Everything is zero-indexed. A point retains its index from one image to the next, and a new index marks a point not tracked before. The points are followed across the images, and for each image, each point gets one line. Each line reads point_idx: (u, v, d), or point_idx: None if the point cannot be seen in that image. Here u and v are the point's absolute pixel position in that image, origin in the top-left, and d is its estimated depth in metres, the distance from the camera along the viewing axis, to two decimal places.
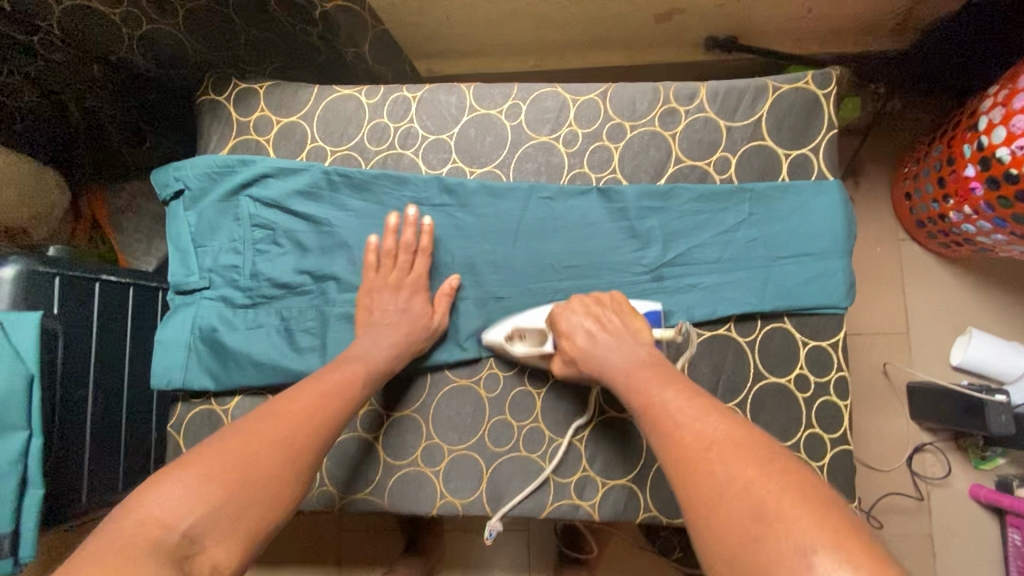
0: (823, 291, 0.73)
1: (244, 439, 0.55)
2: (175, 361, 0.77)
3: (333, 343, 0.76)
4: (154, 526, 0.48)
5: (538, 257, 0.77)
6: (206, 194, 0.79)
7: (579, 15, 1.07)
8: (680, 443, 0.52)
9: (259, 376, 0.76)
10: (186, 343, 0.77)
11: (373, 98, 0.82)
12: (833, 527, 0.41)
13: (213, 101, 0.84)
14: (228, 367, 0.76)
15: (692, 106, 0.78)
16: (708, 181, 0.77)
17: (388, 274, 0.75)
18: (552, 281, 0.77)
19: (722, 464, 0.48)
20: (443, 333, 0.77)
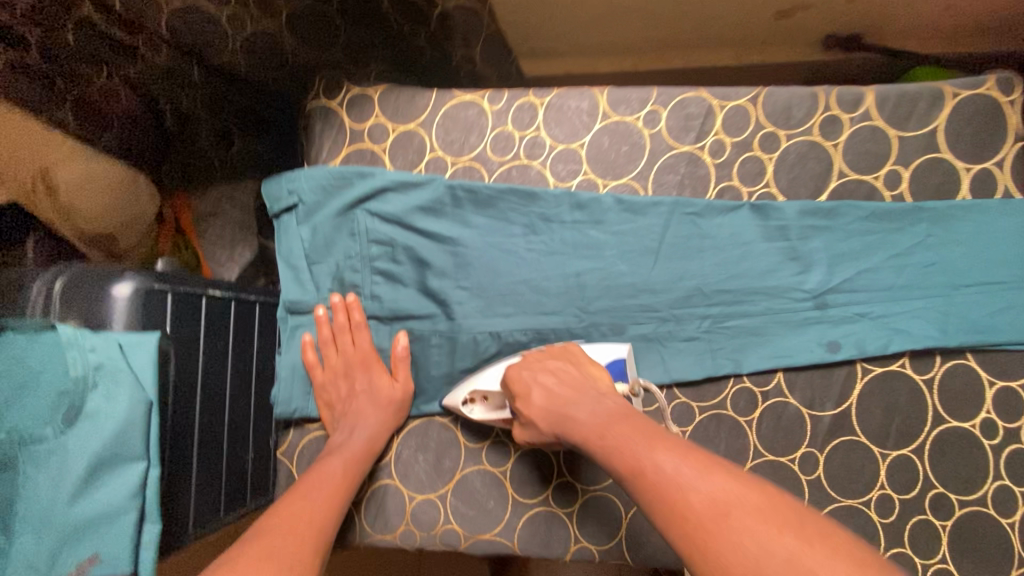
0: (1014, 325, 0.65)
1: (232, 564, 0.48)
2: (291, 385, 0.72)
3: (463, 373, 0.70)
4: None
5: (683, 280, 0.70)
6: (321, 208, 0.74)
7: (694, 11, 0.99)
8: (686, 506, 0.43)
9: None
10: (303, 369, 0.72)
11: (496, 104, 0.75)
12: None
13: (326, 107, 0.78)
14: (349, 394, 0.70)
15: (857, 113, 0.70)
16: (877, 198, 0.69)
17: (334, 355, 0.71)
18: (698, 307, 0.69)
19: (742, 530, 0.40)
20: None
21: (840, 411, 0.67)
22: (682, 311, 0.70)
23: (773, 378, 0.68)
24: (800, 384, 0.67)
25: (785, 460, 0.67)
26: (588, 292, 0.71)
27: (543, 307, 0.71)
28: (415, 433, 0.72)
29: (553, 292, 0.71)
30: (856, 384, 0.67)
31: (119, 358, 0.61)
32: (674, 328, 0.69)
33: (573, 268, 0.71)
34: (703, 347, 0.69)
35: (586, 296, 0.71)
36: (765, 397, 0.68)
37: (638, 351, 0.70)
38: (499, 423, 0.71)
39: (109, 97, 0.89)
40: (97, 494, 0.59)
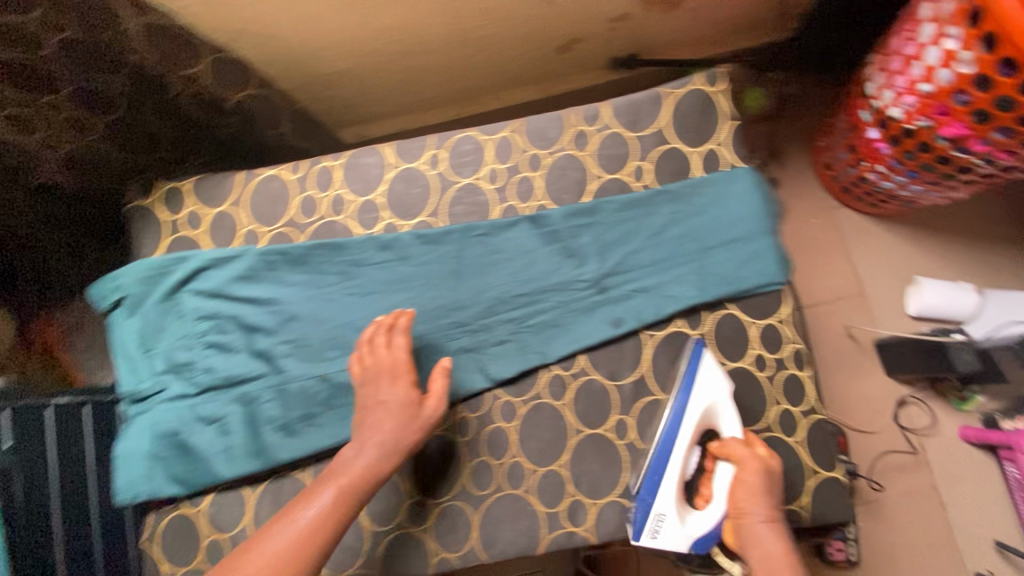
0: (757, 271, 0.76)
1: None
2: (135, 472, 0.74)
3: (299, 421, 0.73)
4: None
5: (484, 291, 0.78)
6: (147, 297, 0.79)
7: (487, 59, 1.13)
8: None
9: (230, 469, 0.73)
10: (148, 453, 0.74)
11: (297, 174, 0.84)
12: None
13: (141, 207, 0.85)
14: (196, 466, 0.73)
15: (598, 125, 0.83)
16: (628, 191, 0.82)
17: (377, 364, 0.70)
18: (502, 312, 0.77)
19: None
20: None
21: (637, 376, 0.76)
22: (489, 320, 0.77)
23: (577, 361, 0.77)
24: (600, 360, 0.77)
25: (602, 432, 0.74)
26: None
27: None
28: (267, 490, 0.74)
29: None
30: (646, 349, 0.76)
31: None
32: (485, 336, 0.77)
33: (386, 302, 0.78)
34: (512, 346, 0.76)
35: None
36: (574, 379, 0.76)
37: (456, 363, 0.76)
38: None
39: None
40: None
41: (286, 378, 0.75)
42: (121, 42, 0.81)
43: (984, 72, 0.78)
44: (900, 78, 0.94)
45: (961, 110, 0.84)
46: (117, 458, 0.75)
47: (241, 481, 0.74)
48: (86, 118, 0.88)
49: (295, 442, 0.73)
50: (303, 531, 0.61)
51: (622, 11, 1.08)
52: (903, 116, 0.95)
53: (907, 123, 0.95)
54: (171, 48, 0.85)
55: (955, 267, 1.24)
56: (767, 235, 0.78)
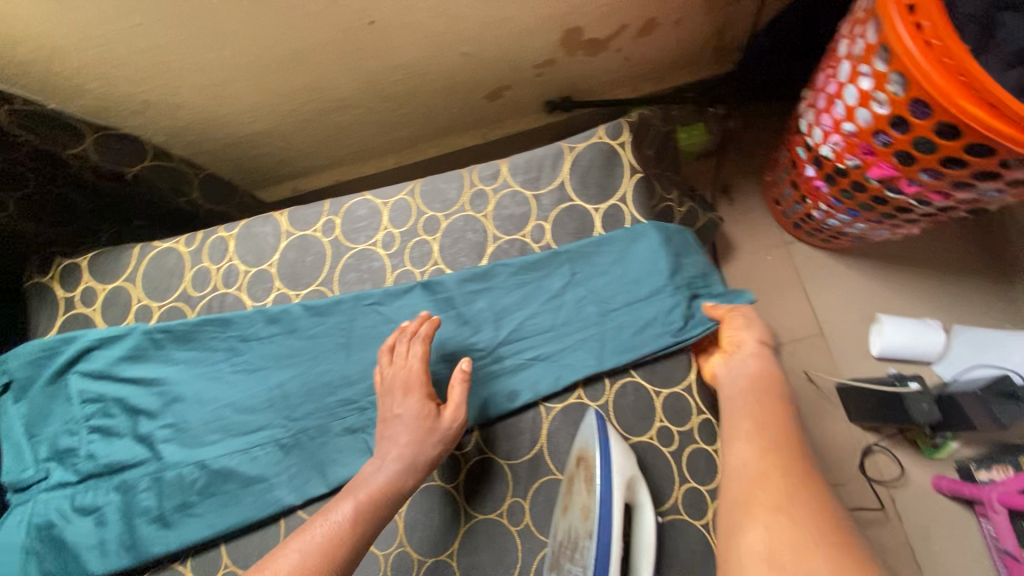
0: (660, 335, 0.71)
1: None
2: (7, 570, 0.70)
3: (175, 511, 0.70)
4: None
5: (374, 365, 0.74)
6: (34, 380, 0.77)
7: (414, 111, 1.11)
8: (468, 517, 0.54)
9: (105, 563, 0.69)
10: (22, 548, 0.71)
11: (192, 245, 0.82)
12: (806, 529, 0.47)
13: (39, 284, 0.84)
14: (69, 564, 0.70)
15: (498, 183, 0.79)
16: (528, 252, 0.77)
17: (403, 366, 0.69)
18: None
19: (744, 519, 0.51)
20: (287, 470, 0.71)
21: (534, 453, 0.71)
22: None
23: (471, 438, 0.72)
24: (495, 438, 0.72)
25: (495, 516, 0.69)
26: (289, 398, 0.74)
27: (247, 426, 0.73)
28: None
29: (258, 406, 0.74)
30: (544, 423, 0.72)
31: None
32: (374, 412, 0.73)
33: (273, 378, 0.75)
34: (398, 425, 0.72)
35: (286, 404, 0.74)
36: (467, 458, 0.72)
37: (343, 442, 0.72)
38: (225, 551, 0.70)
39: None
40: None
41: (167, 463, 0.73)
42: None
43: (899, 112, 0.72)
44: (827, 116, 0.88)
45: (885, 150, 0.79)
46: None
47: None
48: None
49: (173, 533, 0.70)
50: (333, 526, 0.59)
51: (545, 57, 1.05)
52: (833, 155, 0.89)
53: (839, 162, 0.89)
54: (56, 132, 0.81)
55: (919, 303, 1.17)
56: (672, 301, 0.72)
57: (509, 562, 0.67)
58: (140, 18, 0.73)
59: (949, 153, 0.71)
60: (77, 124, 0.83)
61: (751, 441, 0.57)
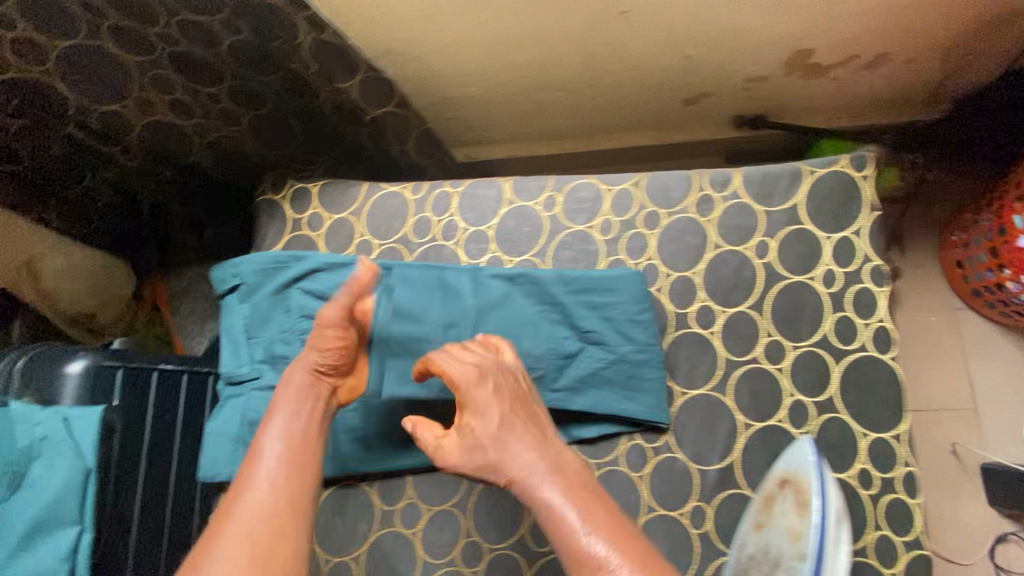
0: (876, 374, 0.72)
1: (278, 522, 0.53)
2: (220, 452, 0.78)
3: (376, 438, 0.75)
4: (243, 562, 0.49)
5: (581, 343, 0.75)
6: (261, 287, 0.84)
7: (610, 103, 1.12)
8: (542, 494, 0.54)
9: None
10: (235, 436, 0.78)
11: (418, 194, 0.87)
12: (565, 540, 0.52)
13: (271, 201, 0.90)
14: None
15: (727, 192, 0.79)
16: (748, 266, 0.76)
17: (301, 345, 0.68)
18: (596, 371, 0.74)
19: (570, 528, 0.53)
20: None
21: (726, 464, 0.71)
22: (585, 373, 0.74)
23: (662, 434, 0.73)
24: (687, 440, 0.72)
25: (676, 514, 0.70)
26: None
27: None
28: (332, 497, 0.76)
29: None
30: (740, 439, 0.71)
31: (65, 433, 0.69)
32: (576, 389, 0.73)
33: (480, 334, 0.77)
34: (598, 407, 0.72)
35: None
36: (656, 453, 0.72)
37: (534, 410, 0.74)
38: (411, 483, 0.75)
39: (90, 195, 1.01)
40: (33, 556, 0.65)
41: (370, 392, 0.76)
42: (283, 50, 0.82)
43: None
44: None
45: None
46: (207, 435, 0.79)
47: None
48: (238, 112, 0.95)
49: (371, 456, 0.75)
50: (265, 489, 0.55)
51: (762, 73, 1.04)
52: None
53: None
54: (338, 67, 0.87)
55: None
56: (890, 354, 0.72)
57: (685, 558, 0.69)
58: None
59: None
60: (353, 62, 0.89)
61: (594, 538, 0.51)
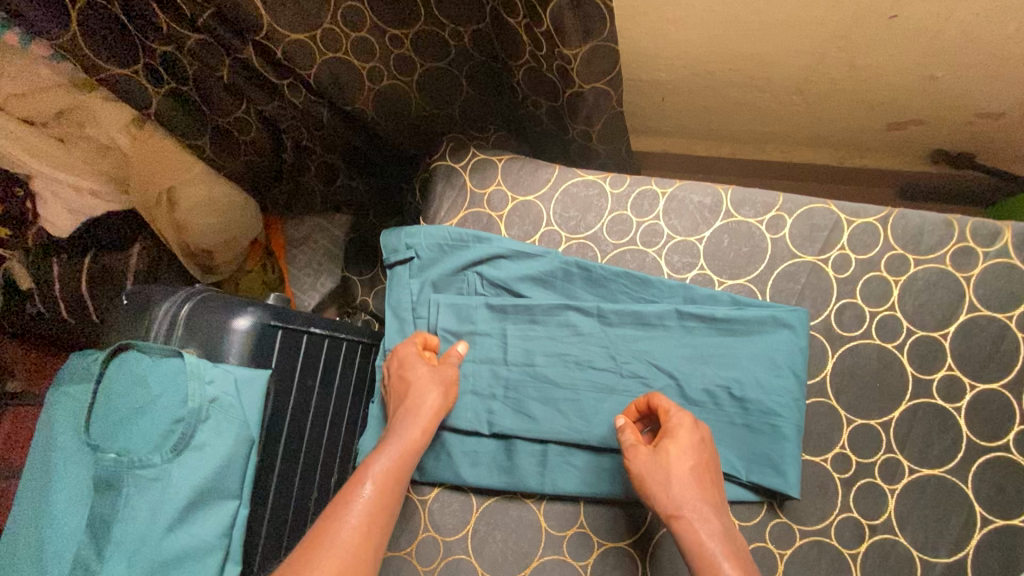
0: None
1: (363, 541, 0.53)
2: None
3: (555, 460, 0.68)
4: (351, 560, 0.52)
5: (746, 381, 0.67)
6: (435, 264, 0.76)
7: (804, 113, 1.00)
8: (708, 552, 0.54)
9: (476, 476, 0.70)
10: None
11: (618, 187, 0.77)
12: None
13: (450, 168, 0.81)
14: (439, 459, 0.71)
15: (993, 248, 0.68)
16: (1009, 338, 0.66)
17: (411, 379, 0.66)
18: (773, 420, 0.66)
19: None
20: None
21: (955, 560, 0.62)
22: (753, 416, 0.66)
23: (881, 512, 0.65)
24: (911, 522, 0.64)
25: None
26: (681, 387, 0.68)
27: (615, 385, 0.69)
28: (494, 509, 0.70)
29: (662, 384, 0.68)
30: (974, 536, 0.63)
31: (233, 398, 0.63)
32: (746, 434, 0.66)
33: (645, 348, 0.69)
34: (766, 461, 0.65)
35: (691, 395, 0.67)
36: (871, 531, 0.64)
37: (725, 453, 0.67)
38: (584, 511, 0.69)
39: (241, 127, 0.93)
40: (190, 528, 0.60)
41: (518, 396, 0.70)
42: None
43: None
44: None
45: None
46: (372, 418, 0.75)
47: (472, 488, 0.71)
48: (414, 58, 0.85)
49: (547, 475, 0.68)
50: (357, 532, 0.53)
51: (999, 109, 0.91)
52: None
53: None
54: (571, 22, 0.69)
55: None
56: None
57: None
58: None
59: None
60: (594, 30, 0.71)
61: None
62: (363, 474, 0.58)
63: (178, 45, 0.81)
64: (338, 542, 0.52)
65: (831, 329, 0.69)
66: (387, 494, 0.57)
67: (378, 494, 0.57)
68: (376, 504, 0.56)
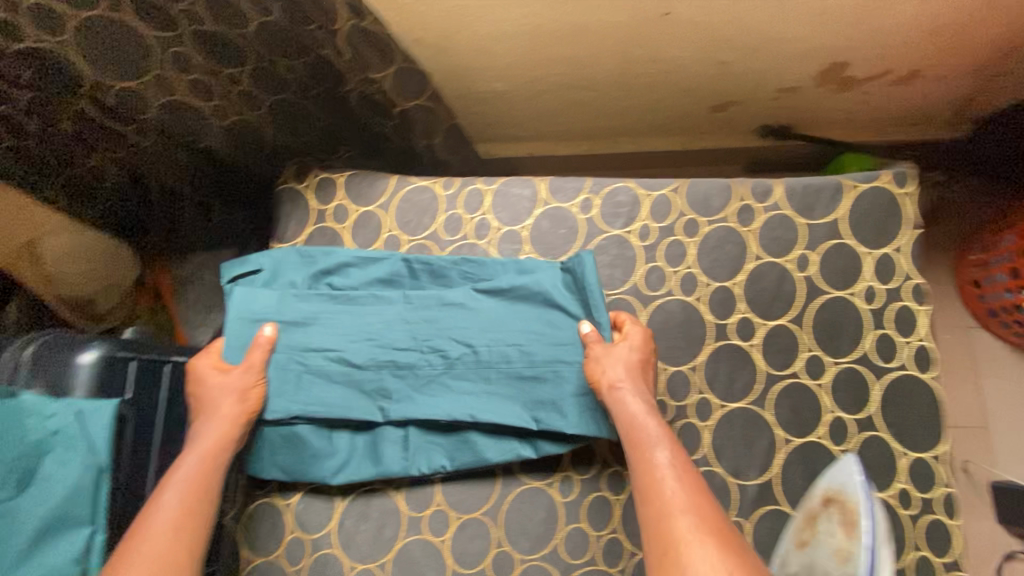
0: (917, 391, 0.71)
1: (185, 514, 0.61)
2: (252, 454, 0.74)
3: (421, 445, 0.73)
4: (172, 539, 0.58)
5: (526, 343, 0.73)
6: (287, 279, 0.80)
7: (636, 105, 1.11)
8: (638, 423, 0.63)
9: (348, 474, 0.73)
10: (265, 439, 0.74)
11: (449, 189, 0.84)
12: (635, 446, 0.61)
13: (294, 190, 0.87)
14: (314, 463, 0.73)
15: (768, 203, 0.78)
16: (788, 279, 0.75)
17: (207, 388, 0.71)
18: (552, 368, 0.72)
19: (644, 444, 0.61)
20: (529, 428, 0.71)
21: (764, 479, 0.70)
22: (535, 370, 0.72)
23: (701, 446, 0.72)
24: (726, 453, 0.71)
25: None
26: (471, 356, 0.74)
27: (425, 364, 0.74)
28: (357, 501, 0.74)
29: (503, 359, 0.74)
30: (778, 456, 0.71)
31: (77, 424, 0.66)
32: (532, 385, 0.72)
33: (438, 325, 0.75)
34: (596, 411, 0.70)
35: (517, 365, 0.72)
36: (694, 466, 0.71)
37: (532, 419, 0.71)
38: (441, 488, 0.73)
39: (100, 177, 0.99)
40: (41, 557, 0.61)
41: (330, 383, 0.74)
42: (311, 37, 0.80)
43: None
44: None
45: None
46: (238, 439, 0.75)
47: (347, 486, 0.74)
48: (259, 96, 0.92)
49: (412, 459, 0.73)
50: (173, 515, 0.60)
51: (794, 83, 1.03)
52: None
53: None
54: (367, 53, 0.82)
55: None
56: (930, 374, 0.71)
57: None
58: None
59: None
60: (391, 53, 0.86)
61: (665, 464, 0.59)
62: (175, 469, 0.64)
63: (13, 107, 0.84)
64: (161, 527, 0.59)
65: (641, 292, 0.77)
66: (202, 491, 0.63)
67: (196, 476, 0.64)
68: (190, 488, 0.63)
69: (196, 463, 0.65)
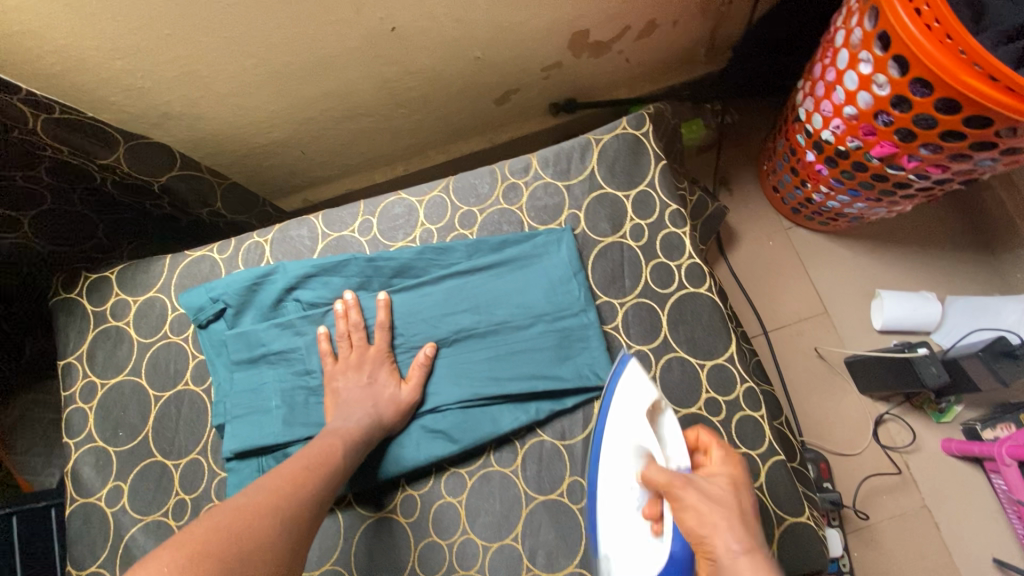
0: (697, 307, 0.76)
1: (254, 510, 0.52)
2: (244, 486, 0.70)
3: (442, 428, 0.71)
4: (228, 525, 0.50)
5: (510, 307, 0.75)
6: (248, 307, 0.77)
7: (425, 117, 1.13)
8: None
9: (373, 479, 0.70)
10: (259, 468, 0.71)
11: (225, 252, 0.82)
12: None
13: (66, 299, 0.82)
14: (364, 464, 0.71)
15: (529, 176, 0.82)
16: (566, 239, 0.78)
17: (332, 392, 0.71)
18: (552, 321, 0.75)
19: None
20: (463, 400, 0.72)
21: (588, 433, 0.72)
22: (543, 325, 0.74)
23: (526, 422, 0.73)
24: (548, 421, 0.73)
25: (555, 496, 0.70)
26: (472, 330, 0.75)
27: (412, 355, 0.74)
28: None
29: (444, 334, 0.75)
30: (595, 406, 0.73)
31: None
32: (521, 348, 0.73)
33: (442, 311, 0.76)
34: (524, 362, 0.73)
35: (477, 342, 0.74)
36: (524, 444, 0.72)
37: (365, 433, 0.66)
38: (339, 549, 0.70)
39: None
40: None
41: (299, 403, 0.72)
42: (33, 140, 0.77)
43: (899, 92, 0.77)
44: (826, 102, 0.93)
45: (886, 130, 0.83)
46: (230, 472, 0.71)
47: (338, 505, 0.72)
48: (16, 218, 0.85)
49: (421, 450, 0.70)
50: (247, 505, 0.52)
51: (553, 60, 1.09)
52: (834, 138, 0.94)
53: (840, 145, 0.94)
54: (85, 141, 0.81)
55: (909, 277, 1.22)
56: (705, 287, 0.76)
57: (575, 534, 0.68)
58: (171, 27, 0.74)
59: (949, 127, 0.76)
60: (109, 133, 0.84)
61: None
62: (271, 478, 0.57)
63: None
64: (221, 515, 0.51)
65: None
66: (263, 511, 0.52)
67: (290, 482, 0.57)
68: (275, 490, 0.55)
69: (293, 472, 0.58)
